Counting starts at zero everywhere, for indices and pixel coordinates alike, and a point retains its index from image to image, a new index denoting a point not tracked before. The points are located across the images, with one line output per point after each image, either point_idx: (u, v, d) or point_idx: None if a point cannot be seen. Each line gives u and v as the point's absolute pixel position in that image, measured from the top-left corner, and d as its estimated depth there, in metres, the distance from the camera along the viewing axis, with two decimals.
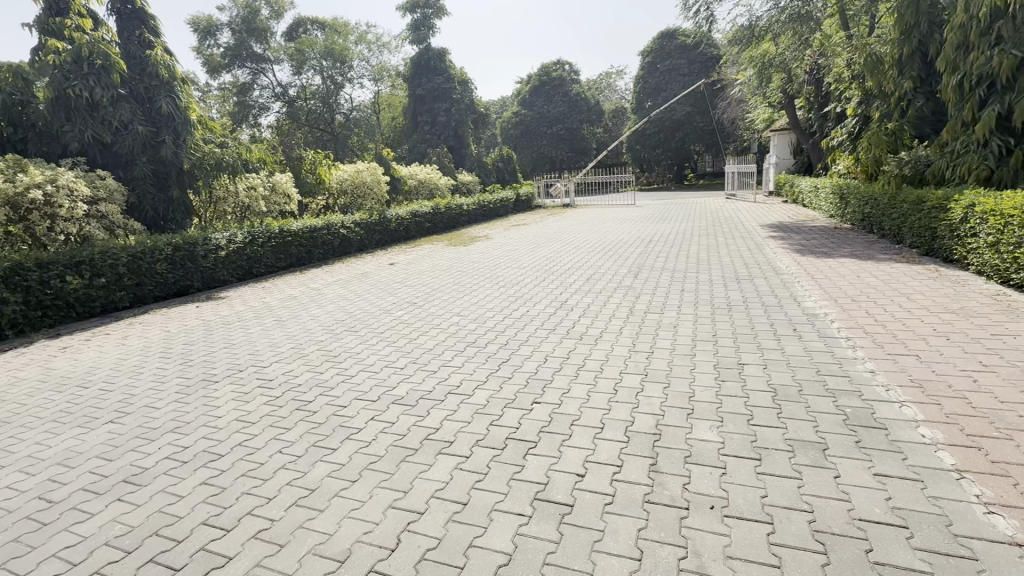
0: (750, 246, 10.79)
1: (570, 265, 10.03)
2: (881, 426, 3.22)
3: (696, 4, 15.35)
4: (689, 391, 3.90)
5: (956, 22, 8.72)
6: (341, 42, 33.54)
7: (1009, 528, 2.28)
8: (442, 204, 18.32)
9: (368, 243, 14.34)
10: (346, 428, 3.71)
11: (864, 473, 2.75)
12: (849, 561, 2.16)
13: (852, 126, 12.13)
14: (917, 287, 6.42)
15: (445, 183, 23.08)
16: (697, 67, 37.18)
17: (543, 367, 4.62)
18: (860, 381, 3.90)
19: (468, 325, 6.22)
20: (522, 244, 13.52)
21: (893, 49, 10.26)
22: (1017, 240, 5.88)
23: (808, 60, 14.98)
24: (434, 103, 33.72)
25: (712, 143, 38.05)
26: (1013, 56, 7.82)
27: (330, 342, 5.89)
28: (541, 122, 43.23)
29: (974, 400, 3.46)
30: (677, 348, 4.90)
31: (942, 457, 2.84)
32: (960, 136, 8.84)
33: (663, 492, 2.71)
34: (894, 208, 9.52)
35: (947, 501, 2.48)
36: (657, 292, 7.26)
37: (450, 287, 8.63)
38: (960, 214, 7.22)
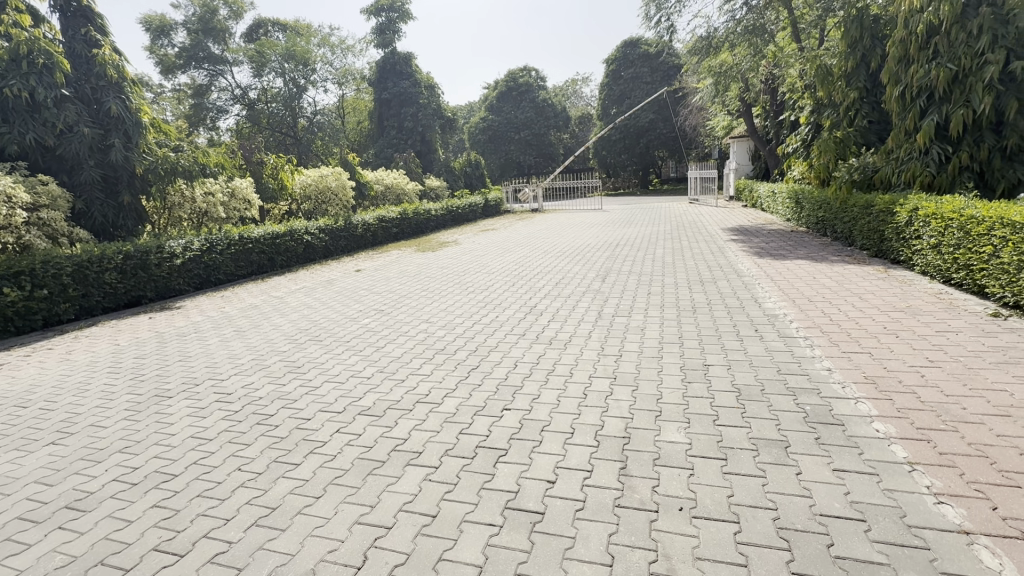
0: (713, 249, 11.12)
1: (539, 269, 10.09)
2: (838, 423, 3.34)
3: (656, 14, 15.78)
4: (656, 394, 3.96)
5: (897, 37, 9.21)
6: (303, 45, 32.82)
7: (957, 517, 2.38)
8: (410, 209, 18.13)
9: (334, 250, 14.04)
10: (309, 442, 3.59)
11: (824, 469, 2.84)
12: (812, 557, 2.22)
13: (805, 134, 12.44)
14: (868, 287, 6.74)
15: (413, 188, 22.86)
16: (660, 75, 38.09)
17: (512, 373, 4.60)
18: (817, 379, 4.05)
19: (437, 332, 6.14)
20: (491, 249, 13.51)
21: (841, 61, 10.78)
22: (957, 242, 6.25)
23: (763, 70, 15.62)
24: (400, 108, 33.42)
25: (676, 149, 39.13)
26: (948, 70, 8.37)
27: (292, 352, 5.70)
28: (508, 127, 43.50)
29: (922, 394, 3.63)
30: (644, 351, 4.97)
31: (894, 451, 2.96)
32: (903, 144, 9.32)
33: (632, 496, 2.72)
34: (845, 212, 10.01)
35: (901, 494, 2.58)
36: (624, 296, 7.37)
37: (418, 293, 8.53)
38: (905, 218, 7.63)
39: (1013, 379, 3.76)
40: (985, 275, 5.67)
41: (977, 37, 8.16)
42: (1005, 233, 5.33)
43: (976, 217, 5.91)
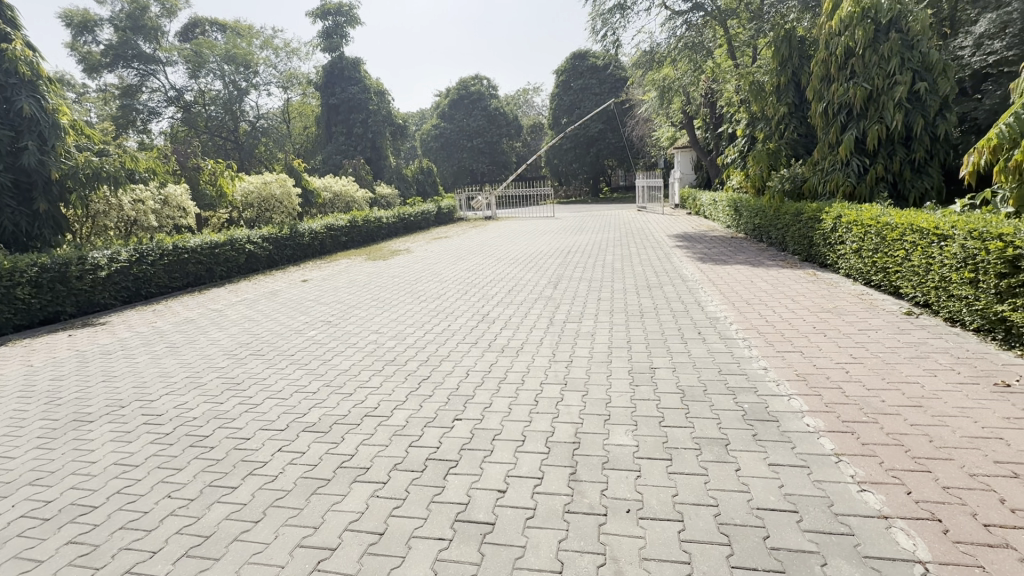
0: (660, 255, 11.52)
1: (492, 277, 10.10)
2: (774, 419, 3.52)
3: (603, 29, 16.31)
4: (605, 398, 4.04)
5: (820, 57, 9.93)
6: (244, 46, 31.52)
7: (877, 503, 2.57)
8: (359, 217, 17.69)
9: (278, 259, 13.49)
10: (247, 463, 3.40)
11: (761, 464, 2.98)
12: (749, 550, 2.32)
13: (741, 146, 13.09)
14: (800, 290, 7.19)
15: (363, 196, 22.36)
16: (608, 88, 39.23)
17: (464, 382, 4.56)
18: (754, 378, 4.26)
19: (387, 342, 6.00)
20: (444, 257, 13.38)
21: (773, 78, 11.52)
22: (875, 246, 6.79)
23: (703, 84, 16.42)
24: (349, 114, 32.72)
25: (624, 158, 40.46)
26: (863, 88, 9.13)
27: (231, 368, 5.39)
28: (460, 135, 43.54)
29: (847, 389, 3.90)
30: (595, 356, 5.06)
31: (823, 443, 3.16)
32: (827, 156, 10.01)
33: (581, 501, 2.75)
34: (779, 219, 10.65)
35: (829, 484, 2.75)
36: (575, 302, 7.50)
37: (367, 303, 8.31)
38: (830, 224, 8.21)
39: (924, 372, 4.10)
40: (899, 277, 6.17)
41: (888, 60, 8.96)
42: (915, 238, 5.82)
43: (890, 224, 6.42)
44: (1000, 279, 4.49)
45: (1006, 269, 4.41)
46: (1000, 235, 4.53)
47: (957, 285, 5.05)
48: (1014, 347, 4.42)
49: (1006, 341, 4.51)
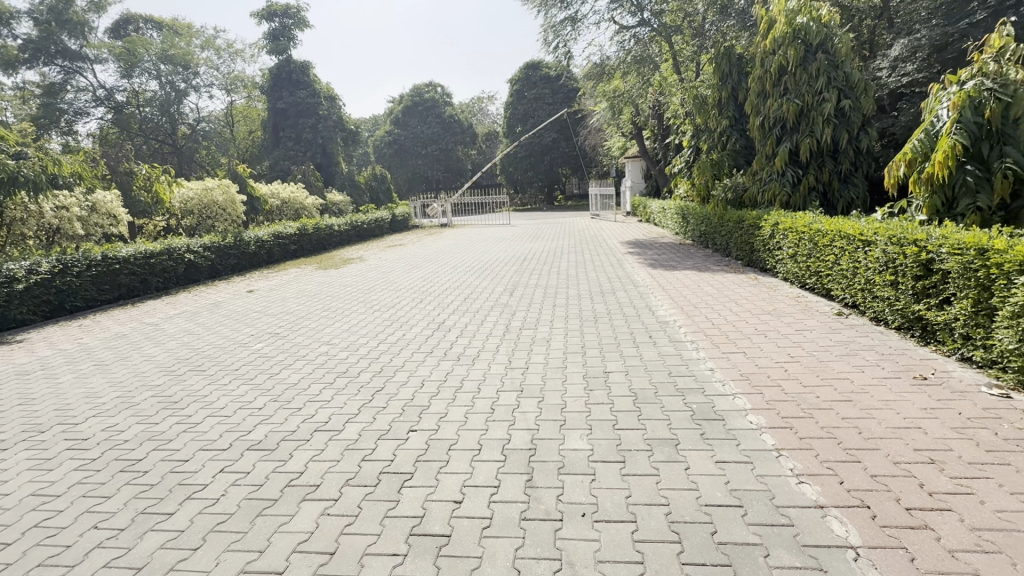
0: (612, 261, 11.81)
1: (448, 285, 10.02)
2: (720, 418, 3.67)
3: (554, 40, 16.65)
4: (560, 403, 4.09)
5: (756, 74, 10.54)
6: (182, 45, 29.99)
7: (814, 493, 2.72)
8: (310, 225, 17.15)
9: (222, 268, 12.85)
10: (185, 486, 3.19)
11: (708, 462, 3.10)
12: (698, 546, 2.40)
13: (687, 156, 13.48)
14: (742, 293, 7.56)
15: (313, 203, 21.67)
16: (561, 97, 40.01)
17: (419, 392, 4.49)
18: (702, 379, 4.43)
19: (339, 354, 5.82)
20: (399, 266, 13.16)
21: (715, 92, 12.12)
22: (808, 251, 7.24)
23: (650, 97, 17.06)
24: (298, 118, 31.74)
25: (577, 167, 41.33)
26: (795, 104, 9.76)
27: (168, 386, 5.06)
28: (414, 142, 43.15)
29: (785, 387, 4.13)
30: (550, 362, 5.11)
31: (765, 439, 3.33)
32: (765, 167, 10.61)
33: (537, 507, 2.76)
34: (723, 227, 11.18)
35: (770, 477, 2.90)
36: (530, 308, 7.57)
37: (317, 313, 8.04)
38: (769, 231, 8.70)
39: (853, 368, 4.40)
40: (831, 280, 6.60)
41: (817, 79, 9.64)
42: (843, 244, 6.26)
43: (821, 230, 6.87)
44: (918, 280, 4.88)
45: (921, 271, 4.81)
46: (915, 241, 4.95)
47: (880, 287, 5.46)
48: (929, 343, 4.81)
49: (922, 338, 4.91)
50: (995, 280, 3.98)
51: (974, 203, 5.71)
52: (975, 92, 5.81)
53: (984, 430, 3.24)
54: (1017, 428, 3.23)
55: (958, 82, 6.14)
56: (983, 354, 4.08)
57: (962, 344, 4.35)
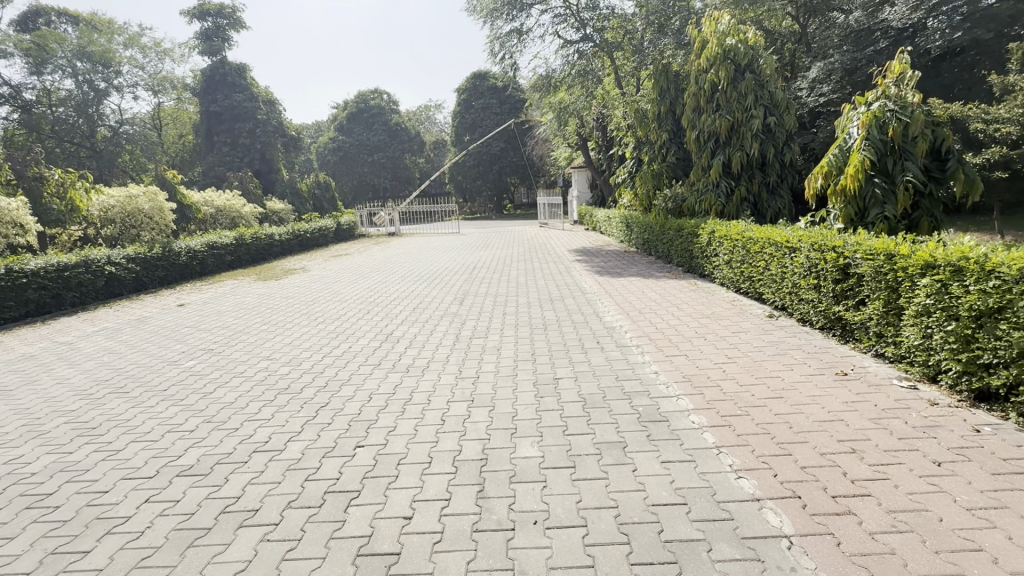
0: (561, 269, 12.03)
1: (396, 295, 9.83)
2: (665, 419, 3.81)
3: (501, 52, 16.85)
4: (512, 411, 4.09)
5: (691, 91, 11.13)
6: (102, 42, 27.87)
7: (751, 487, 2.87)
8: (248, 233, 16.34)
9: (148, 281, 11.97)
10: (105, 520, 2.92)
11: (654, 462, 3.20)
12: (646, 546, 2.46)
13: (630, 167, 13.94)
14: (683, 298, 7.90)
15: (251, 211, 20.67)
16: (508, 107, 40.50)
17: (366, 406, 4.36)
18: (647, 382, 4.58)
19: (280, 369, 5.55)
20: (344, 276, 12.77)
21: (654, 107, 12.68)
22: (742, 258, 7.68)
23: (594, 109, 17.63)
24: (234, 123, 30.24)
25: (525, 176, 41.89)
26: (726, 119, 10.40)
27: (85, 410, 4.63)
28: (360, 150, 42.20)
29: (724, 386, 4.34)
30: (500, 370, 5.12)
31: (706, 438, 3.48)
32: (701, 178, 11.19)
33: (489, 518, 2.74)
34: (664, 235, 11.67)
35: (711, 474, 3.03)
36: (480, 317, 7.55)
37: (256, 327, 7.64)
38: (706, 239, 9.16)
39: (783, 367, 4.70)
40: (762, 285, 7.04)
41: (745, 97, 10.31)
42: (772, 250, 6.70)
43: (753, 238, 7.33)
44: (837, 283, 5.30)
45: (840, 275, 5.23)
46: (834, 247, 5.37)
47: (805, 290, 5.88)
48: (848, 341, 5.23)
49: (843, 337, 5.32)
50: (902, 283, 4.38)
51: (882, 212, 6.29)
52: (880, 113, 6.40)
53: (896, 419, 3.55)
54: (923, 416, 3.56)
55: (866, 103, 6.75)
56: (894, 350, 4.47)
57: (876, 341, 4.75)
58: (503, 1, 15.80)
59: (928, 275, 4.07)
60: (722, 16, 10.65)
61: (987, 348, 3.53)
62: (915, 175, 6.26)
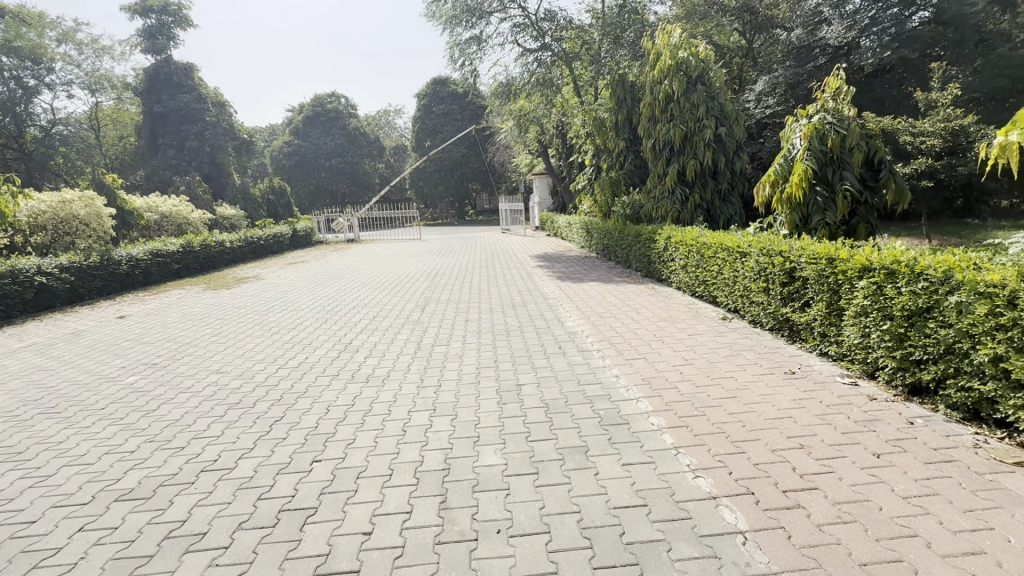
0: (523, 275, 12.10)
1: (355, 303, 9.59)
2: (626, 422, 3.87)
3: (460, 58, 16.85)
4: (474, 419, 4.06)
5: (647, 101, 11.48)
6: (32, 37, 26.02)
7: (708, 486, 2.96)
8: (195, 240, 15.58)
9: (85, 292, 11.19)
10: (31, 554, 2.68)
11: (616, 465, 3.25)
12: (608, 549, 2.48)
13: (589, 174, 14.20)
14: (642, 303, 8.09)
15: (199, 217, 19.74)
16: (469, 114, 40.57)
17: (323, 419, 4.21)
18: (608, 385, 4.65)
19: (232, 382, 5.30)
20: (300, 284, 12.36)
21: (612, 115, 12.99)
22: (697, 262, 7.95)
23: (554, 117, 17.89)
24: (180, 125, 28.84)
25: (487, 182, 41.97)
26: (680, 129, 10.78)
27: (9, 434, 4.25)
28: (317, 154, 41.13)
29: (681, 388, 4.46)
30: (463, 378, 5.07)
31: (665, 439, 3.56)
32: (657, 185, 11.53)
33: (451, 529, 2.69)
34: (623, 241, 11.94)
35: (670, 475, 3.10)
36: (442, 324, 7.47)
37: (205, 339, 7.27)
38: (662, 244, 9.44)
39: (736, 368, 4.88)
40: (716, 288, 7.30)
41: (698, 108, 10.72)
42: (724, 255, 6.97)
43: (707, 243, 7.60)
44: (785, 286, 5.57)
45: (786, 279, 5.49)
46: (781, 252, 5.64)
47: (756, 294, 6.14)
48: (795, 341, 5.49)
49: (790, 337, 5.58)
50: (843, 285, 4.64)
51: (823, 219, 6.67)
52: (820, 125, 6.78)
53: (840, 414, 3.75)
54: (864, 410, 3.78)
55: (807, 115, 7.13)
56: (836, 349, 4.73)
57: (820, 340, 5.01)
58: (462, 9, 15.81)
59: (865, 278, 4.33)
60: (674, 30, 11.03)
61: (918, 345, 3.79)
62: (852, 184, 6.67)
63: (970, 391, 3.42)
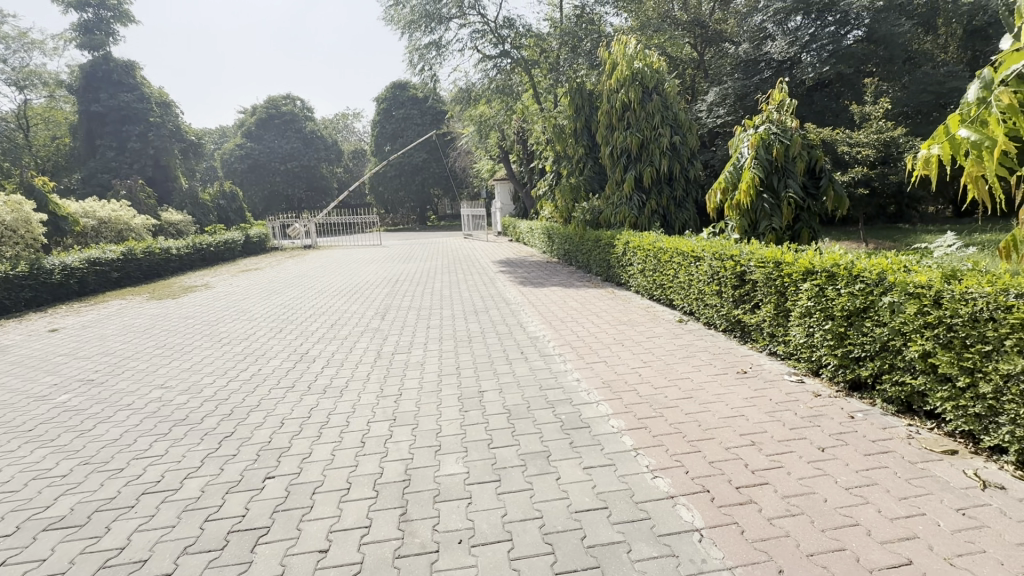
0: (485, 280, 12.09)
1: (312, 311, 9.31)
2: (587, 425, 3.92)
3: (419, 63, 16.73)
4: (436, 428, 4.01)
5: (605, 109, 11.74)
6: None
7: (666, 485, 3.03)
8: (138, 247, 14.72)
9: (11, 304, 10.36)
10: None
11: (577, 469, 3.27)
12: (570, 553, 2.50)
13: (550, 180, 14.37)
14: (602, 306, 8.24)
15: (143, 223, 18.68)
16: (430, 119, 40.33)
17: (277, 433, 4.04)
18: (570, 389, 4.70)
19: (177, 398, 5.01)
20: (253, 292, 11.88)
21: (571, 122, 13.22)
22: (654, 266, 8.16)
23: (514, 122, 18.03)
24: (120, 125, 27.26)
25: (448, 188, 41.76)
26: (636, 137, 11.10)
27: None
28: (270, 157, 39.78)
29: (640, 390, 4.56)
30: (425, 386, 5.00)
31: (625, 441, 3.62)
32: (615, 191, 11.80)
33: (412, 542, 2.64)
34: (583, 246, 12.13)
35: (630, 476, 3.15)
36: (403, 332, 7.35)
37: (149, 352, 6.86)
38: (621, 249, 9.65)
39: (692, 368, 5.03)
40: (672, 291, 7.52)
41: (653, 116, 11.05)
42: (680, 259, 7.19)
43: (663, 248, 7.82)
44: (736, 289, 5.80)
45: (738, 282, 5.72)
46: (732, 256, 5.87)
47: (709, 296, 6.36)
48: (746, 341, 5.73)
49: (742, 338, 5.81)
50: (788, 287, 4.88)
51: (770, 225, 7.02)
52: (766, 135, 7.10)
53: (787, 411, 3.93)
54: (809, 406, 3.98)
55: (754, 125, 7.46)
56: (784, 348, 4.96)
57: (770, 340, 5.24)
58: (421, 14, 15.72)
59: (808, 280, 4.56)
60: (629, 41, 11.35)
61: (856, 344, 4.02)
62: (795, 192, 7.05)
63: (903, 385, 3.66)
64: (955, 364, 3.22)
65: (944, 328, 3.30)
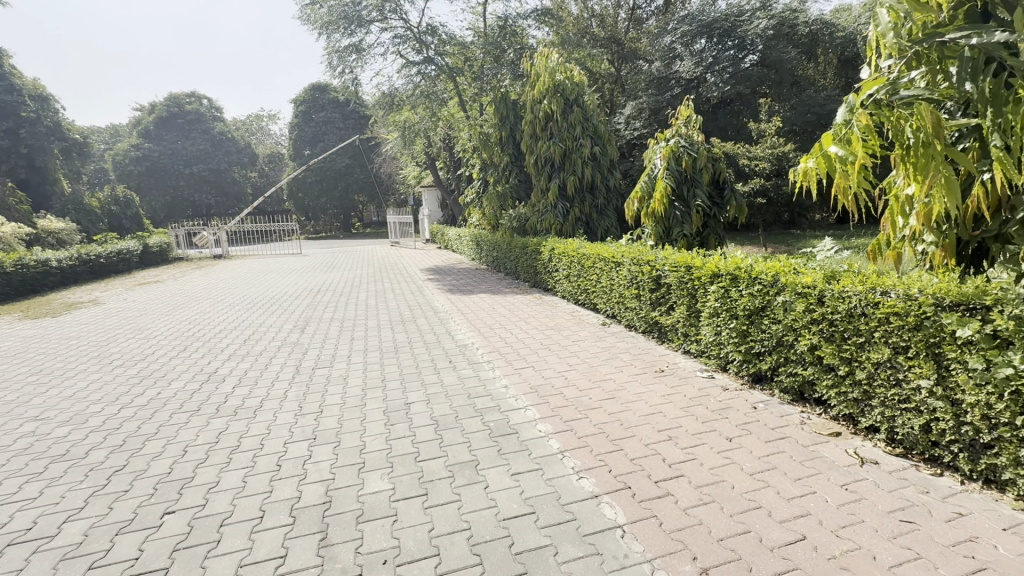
0: (413, 288, 11.84)
1: (222, 326, 8.60)
2: (515, 431, 3.94)
3: (340, 65, 16.15)
4: (360, 444, 3.84)
5: (529, 118, 12.02)
6: None
7: (590, 485, 3.12)
8: (7, 259, 12.85)
9: None
10: None
11: (505, 476, 3.28)
12: (498, 562, 2.49)
13: (477, 187, 14.42)
14: (529, 312, 8.37)
15: (12, 232, 16.33)
16: (352, 123, 39.04)
17: (180, 462, 3.68)
18: (498, 396, 4.71)
19: (57, 431, 4.39)
20: (153, 307, 10.79)
21: (497, 130, 13.37)
22: (578, 271, 8.42)
23: (440, 129, 17.91)
24: None
25: (374, 195, 40.54)
26: (558, 146, 11.43)
27: None
28: (173, 159, 36.46)
29: (566, 393, 4.67)
30: (348, 401, 4.78)
31: (552, 444, 3.68)
32: (541, 199, 12.07)
33: (333, 567, 2.50)
34: (511, 252, 12.27)
35: (557, 479, 3.21)
36: (325, 345, 7.00)
37: (20, 380, 5.97)
38: (547, 255, 9.87)
39: (615, 369, 5.24)
40: (595, 296, 7.81)
41: (575, 127, 11.47)
42: (602, 265, 7.48)
43: (586, 254, 8.11)
44: (654, 291, 6.13)
45: (654, 285, 6.06)
46: (648, 261, 6.21)
47: (629, 300, 6.68)
48: (664, 341, 6.07)
49: (660, 338, 6.15)
50: (698, 289, 5.24)
51: (682, 231, 7.53)
52: (676, 148, 7.60)
53: (700, 406, 4.20)
54: (719, 400, 4.28)
55: (665, 139, 7.95)
56: (696, 346, 5.31)
57: (684, 340, 5.58)
58: (339, 15, 15.19)
59: (715, 282, 4.93)
60: (551, 54, 11.74)
61: (757, 340, 4.39)
62: (703, 201, 7.62)
63: (796, 375, 4.06)
64: (836, 354, 3.61)
65: (827, 323, 3.70)
